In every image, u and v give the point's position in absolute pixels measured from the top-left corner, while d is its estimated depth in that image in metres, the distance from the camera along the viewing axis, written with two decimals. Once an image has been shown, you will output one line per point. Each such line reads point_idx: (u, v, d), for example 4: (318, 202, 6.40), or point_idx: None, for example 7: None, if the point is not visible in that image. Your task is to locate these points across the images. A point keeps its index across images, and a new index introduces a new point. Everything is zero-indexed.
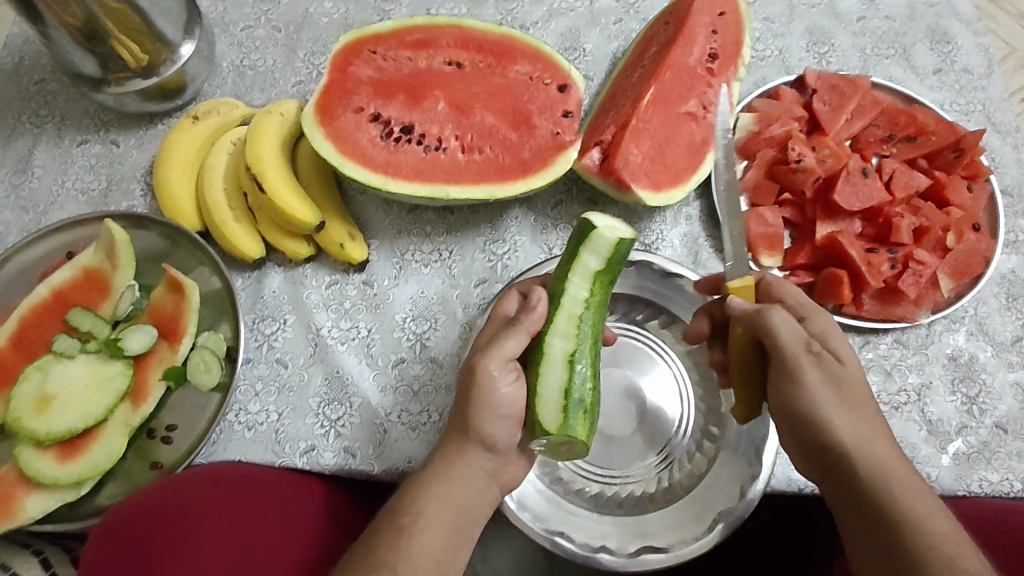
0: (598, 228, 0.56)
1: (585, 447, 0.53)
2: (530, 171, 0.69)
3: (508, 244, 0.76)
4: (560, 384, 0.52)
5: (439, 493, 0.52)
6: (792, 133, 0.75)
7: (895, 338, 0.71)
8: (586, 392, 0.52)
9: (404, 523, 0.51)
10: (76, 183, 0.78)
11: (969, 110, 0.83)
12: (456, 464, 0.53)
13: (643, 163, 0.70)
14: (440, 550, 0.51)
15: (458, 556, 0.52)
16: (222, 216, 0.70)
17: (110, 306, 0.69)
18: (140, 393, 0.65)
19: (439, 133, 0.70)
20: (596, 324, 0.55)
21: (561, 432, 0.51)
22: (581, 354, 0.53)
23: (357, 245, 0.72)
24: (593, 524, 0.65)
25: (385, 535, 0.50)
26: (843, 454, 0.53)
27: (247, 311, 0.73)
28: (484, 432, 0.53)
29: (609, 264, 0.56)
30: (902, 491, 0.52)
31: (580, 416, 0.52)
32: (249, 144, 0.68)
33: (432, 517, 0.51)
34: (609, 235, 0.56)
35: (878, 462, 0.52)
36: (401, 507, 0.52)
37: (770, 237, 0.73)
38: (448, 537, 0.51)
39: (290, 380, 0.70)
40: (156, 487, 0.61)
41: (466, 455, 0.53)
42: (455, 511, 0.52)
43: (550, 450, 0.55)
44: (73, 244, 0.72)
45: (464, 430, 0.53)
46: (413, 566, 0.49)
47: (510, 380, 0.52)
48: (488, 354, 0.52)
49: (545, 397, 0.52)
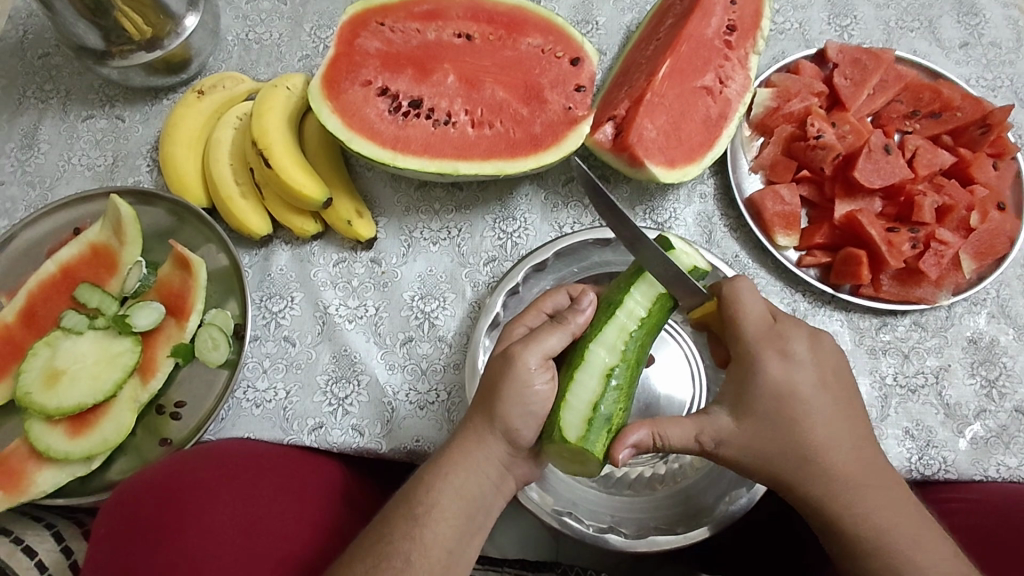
0: (675, 250, 0.59)
1: (598, 466, 0.51)
2: (542, 146, 0.67)
3: (517, 222, 0.74)
4: (591, 396, 0.51)
5: (455, 483, 0.50)
6: (811, 108, 0.73)
7: (913, 320, 0.70)
8: (614, 412, 0.51)
9: (418, 514, 0.50)
10: (82, 158, 0.77)
11: (996, 85, 0.80)
12: (472, 454, 0.51)
13: (657, 139, 0.68)
14: (453, 540, 0.50)
15: (471, 546, 0.51)
16: (228, 192, 0.69)
17: (118, 282, 0.68)
18: (149, 369, 0.65)
19: (448, 108, 0.68)
20: (642, 346, 0.54)
21: (580, 444, 0.50)
22: (619, 370, 0.53)
23: (365, 222, 0.71)
24: (598, 506, 0.65)
25: (398, 526, 0.49)
26: (809, 458, 0.50)
27: (254, 288, 0.72)
28: (512, 425, 0.50)
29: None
30: (844, 511, 0.50)
31: (603, 433, 0.50)
32: (254, 118, 0.67)
33: (446, 508, 0.50)
34: (684, 259, 0.59)
35: (810, 487, 0.51)
36: (417, 497, 0.51)
37: (787, 217, 0.71)
38: (461, 526, 0.50)
39: (297, 358, 0.69)
40: (165, 462, 0.60)
41: (486, 443, 0.51)
42: (470, 500, 0.51)
43: (563, 462, 0.53)
44: (80, 220, 0.71)
45: (490, 417, 0.51)
46: (426, 556, 0.48)
47: (544, 378, 0.50)
48: (526, 347, 0.50)
49: (572, 404, 0.51)
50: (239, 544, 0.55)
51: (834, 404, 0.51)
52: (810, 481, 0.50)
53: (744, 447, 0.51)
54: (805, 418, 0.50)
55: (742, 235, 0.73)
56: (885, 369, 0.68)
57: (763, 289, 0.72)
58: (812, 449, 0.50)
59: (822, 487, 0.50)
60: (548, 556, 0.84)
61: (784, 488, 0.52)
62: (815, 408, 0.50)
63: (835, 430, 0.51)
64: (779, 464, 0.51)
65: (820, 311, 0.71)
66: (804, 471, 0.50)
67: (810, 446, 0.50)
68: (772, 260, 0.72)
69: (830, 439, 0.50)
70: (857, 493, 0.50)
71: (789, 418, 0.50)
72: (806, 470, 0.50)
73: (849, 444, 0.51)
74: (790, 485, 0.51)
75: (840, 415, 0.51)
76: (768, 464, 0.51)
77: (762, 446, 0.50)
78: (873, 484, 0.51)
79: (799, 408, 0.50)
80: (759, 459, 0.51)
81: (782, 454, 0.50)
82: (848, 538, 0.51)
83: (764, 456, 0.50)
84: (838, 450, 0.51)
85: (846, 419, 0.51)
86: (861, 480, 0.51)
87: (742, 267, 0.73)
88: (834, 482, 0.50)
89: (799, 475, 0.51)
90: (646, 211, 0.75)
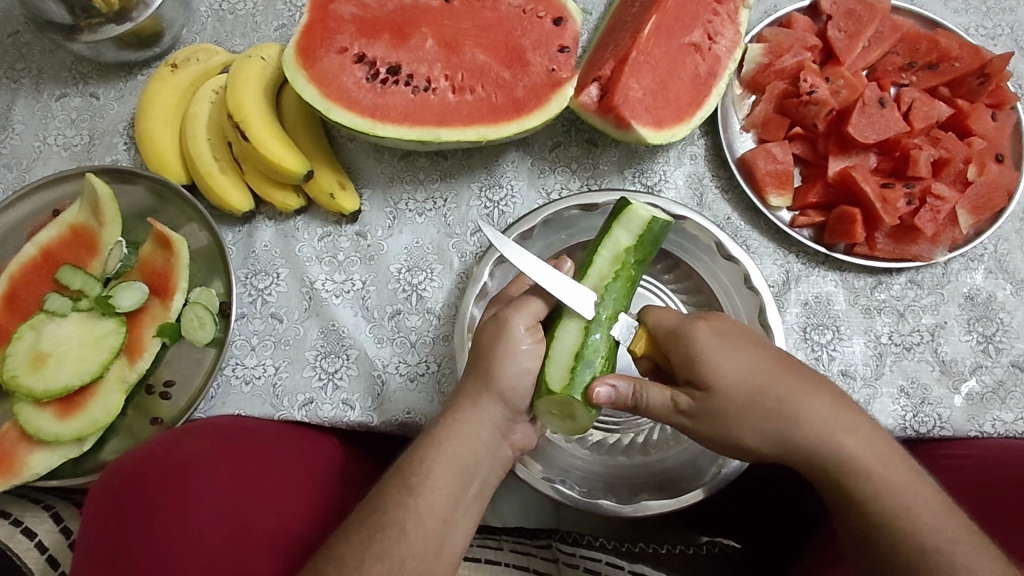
0: (633, 206, 0.58)
1: (586, 417, 0.52)
2: (525, 110, 0.65)
3: (504, 190, 0.73)
4: (572, 348, 0.52)
5: (450, 449, 0.51)
6: (804, 63, 0.71)
7: (910, 278, 0.69)
8: (597, 362, 0.52)
9: (413, 483, 0.49)
10: (58, 139, 0.76)
11: (996, 34, 0.77)
12: (465, 419, 0.51)
13: (644, 99, 0.66)
14: (447, 509, 0.49)
15: (466, 517, 0.50)
16: (206, 167, 0.67)
17: (100, 263, 0.67)
18: (135, 350, 0.65)
19: (428, 73, 0.66)
20: (620, 299, 0.54)
21: (565, 393, 0.51)
22: (597, 323, 0.53)
23: (348, 194, 0.69)
24: (591, 473, 0.65)
25: (392, 496, 0.49)
26: (785, 417, 0.49)
27: (239, 265, 0.71)
28: (508, 387, 0.51)
29: (641, 244, 0.57)
30: (834, 462, 0.49)
31: (588, 380, 0.51)
32: (230, 91, 0.65)
33: (439, 477, 0.49)
34: (643, 213, 0.57)
35: (796, 446, 0.49)
36: (411, 467, 0.50)
37: (779, 176, 0.70)
38: (455, 495, 0.50)
39: (285, 335, 0.68)
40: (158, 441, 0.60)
41: (480, 408, 0.51)
42: (463, 468, 0.51)
43: (556, 421, 0.54)
44: (59, 202, 0.70)
45: (485, 382, 0.51)
46: (421, 525, 0.48)
47: (533, 339, 0.52)
48: (511, 309, 0.52)
49: (556, 358, 0.52)
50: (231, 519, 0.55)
51: (782, 356, 0.51)
52: (787, 437, 0.49)
53: (717, 411, 0.50)
54: (764, 378, 0.50)
55: (734, 196, 0.72)
56: (880, 328, 0.67)
57: (756, 252, 0.70)
58: (782, 402, 0.49)
59: (803, 439, 0.49)
60: (549, 523, 0.86)
61: (779, 449, 0.50)
62: (766, 366, 0.50)
63: (796, 378, 0.50)
64: (757, 423, 0.50)
65: (813, 272, 0.69)
66: (782, 429, 0.49)
67: (780, 405, 0.49)
68: (766, 221, 0.71)
69: (797, 393, 0.49)
70: (845, 435, 0.49)
71: (750, 380, 0.49)
72: (782, 428, 0.49)
73: (819, 390, 0.50)
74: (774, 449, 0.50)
75: (794, 367, 0.51)
76: (746, 424, 0.50)
77: (732, 406, 0.50)
78: (858, 423, 0.49)
79: (752, 367, 0.50)
80: (732, 418, 0.50)
81: (754, 414, 0.49)
82: (856, 483, 0.48)
83: (736, 419, 0.50)
84: (811, 406, 0.49)
85: (807, 377, 0.50)
86: (841, 432, 0.49)
87: (735, 229, 0.71)
88: (819, 428, 0.49)
89: (779, 431, 0.49)
90: (636, 174, 0.73)
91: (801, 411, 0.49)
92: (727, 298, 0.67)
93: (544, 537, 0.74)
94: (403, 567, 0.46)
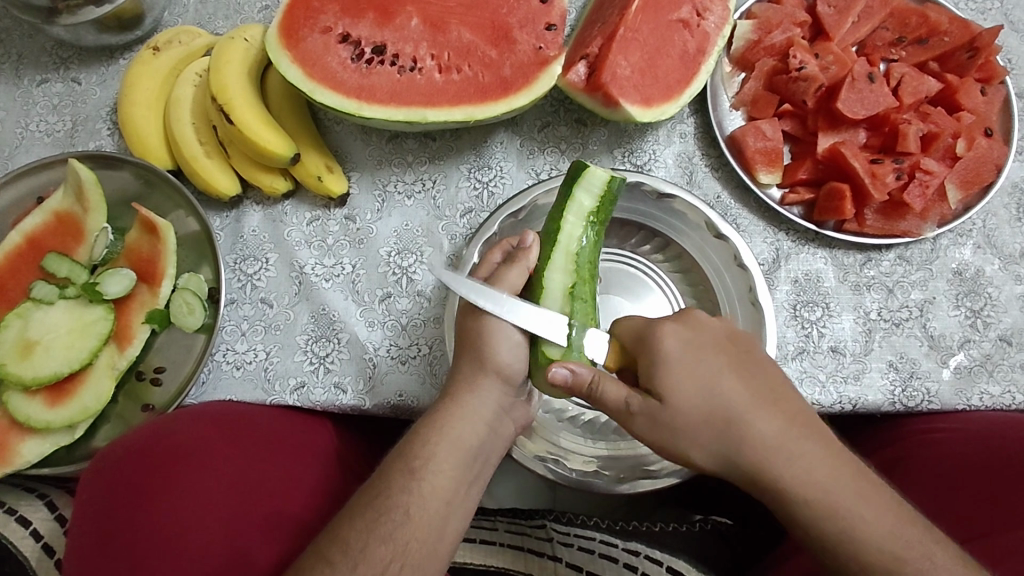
0: (590, 168, 0.57)
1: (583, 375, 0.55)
2: (512, 89, 0.64)
3: (493, 171, 0.72)
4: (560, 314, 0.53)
5: (453, 432, 0.52)
6: (794, 39, 0.70)
7: (898, 254, 0.69)
8: (588, 319, 0.54)
9: (416, 467, 0.50)
10: (40, 125, 0.75)
11: (986, 8, 0.77)
12: (467, 401, 0.53)
13: (632, 77, 0.66)
14: (450, 492, 0.50)
15: (468, 496, 0.52)
16: (192, 152, 0.67)
17: (86, 251, 0.67)
18: (124, 337, 0.65)
19: (414, 53, 0.65)
20: (591, 256, 0.56)
21: (565, 358, 0.53)
22: (579, 286, 0.54)
23: (335, 177, 0.69)
24: (583, 451, 0.65)
25: (396, 480, 0.49)
26: (740, 431, 0.48)
27: (228, 251, 0.71)
28: (502, 363, 0.53)
29: (601, 203, 0.56)
30: (786, 482, 0.47)
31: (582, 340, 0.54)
32: (213, 73, 0.64)
33: (443, 459, 0.51)
34: (601, 173, 0.57)
35: (750, 465, 0.48)
36: (413, 451, 0.51)
37: (769, 153, 0.69)
38: (459, 477, 0.51)
39: (275, 320, 0.68)
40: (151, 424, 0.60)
41: (478, 390, 0.53)
42: (466, 450, 0.52)
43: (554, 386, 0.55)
44: (43, 189, 0.69)
45: (480, 362, 0.54)
46: (425, 509, 0.49)
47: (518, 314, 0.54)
48: None
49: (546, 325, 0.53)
50: (212, 509, 0.54)
51: (747, 366, 0.51)
52: (739, 452, 0.48)
53: (663, 426, 0.50)
54: (720, 392, 0.49)
55: (723, 174, 0.72)
56: (869, 304, 0.68)
57: (746, 230, 0.70)
58: (734, 416, 0.48)
59: (753, 457, 0.48)
60: (544, 504, 0.87)
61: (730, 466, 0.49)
62: (723, 381, 0.49)
63: (753, 392, 0.49)
64: (703, 438, 0.49)
65: (803, 250, 0.69)
66: (735, 443, 0.48)
67: (733, 418, 0.48)
68: (755, 200, 0.71)
69: (750, 406, 0.49)
70: (782, 465, 0.47)
71: (705, 391, 0.49)
72: (734, 443, 0.48)
73: (771, 407, 0.49)
74: (719, 464, 0.50)
75: (755, 379, 0.50)
76: (700, 438, 0.49)
77: (681, 421, 0.49)
78: (810, 445, 0.48)
79: (700, 384, 0.49)
80: (684, 431, 0.49)
81: (707, 428, 0.49)
82: (795, 509, 0.47)
83: (684, 432, 0.49)
84: (763, 422, 0.48)
85: (766, 389, 0.50)
86: (795, 450, 0.48)
87: (725, 208, 0.71)
88: (766, 448, 0.48)
89: (725, 447, 0.49)
90: (625, 153, 0.73)
91: (755, 425, 0.48)
92: (717, 276, 0.67)
93: (537, 517, 0.75)
94: (408, 549, 0.47)
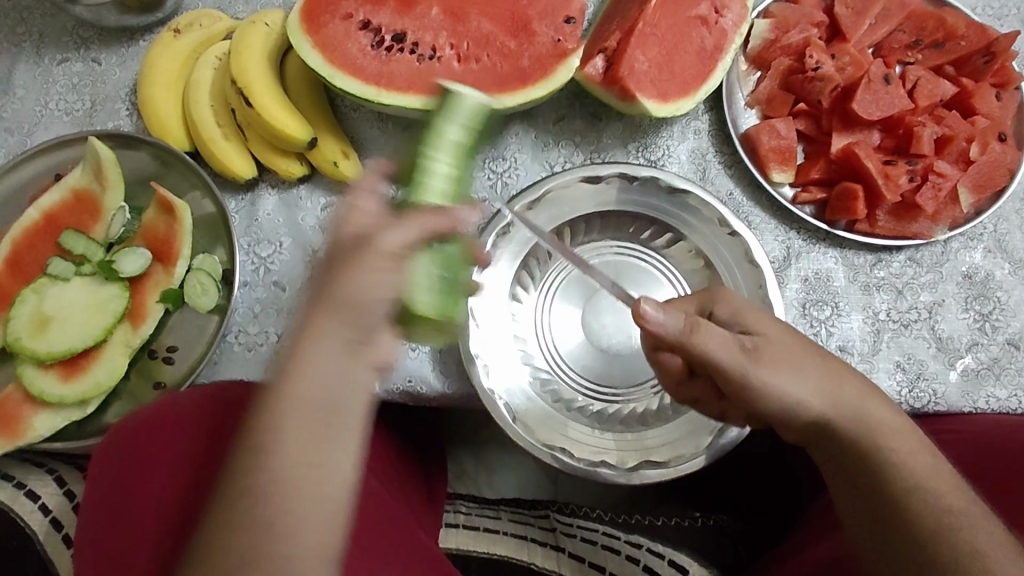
0: None
1: None
2: (531, 80, 0.65)
3: (508, 162, 0.73)
4: None
5: None
6: (811, 40, 0.71)
7: (909, 256, 0.69)
8: None
9: None
10: (59, 104, 0.75)
11: (1003, 14, 0.77)
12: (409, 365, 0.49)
13: (649, 72, 0.66)
14: None
15: None
16: (210, 133, 0.67)
17: (102, 228, 0.68)
18: (139, 315, 0.65)
19: (434, 42, 0.66)
20: None
21: None
22: None
23: (351, 163, 0.69)
24: (591, 440, 0.65)
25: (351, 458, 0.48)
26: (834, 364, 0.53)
27: (242, 233, 0.71)
28: None
29: None
30: (878, 418, 0.51)
31: None
32: (233, 56, 0.65)
33: None
34: None
35: (855, 406, 0.51)
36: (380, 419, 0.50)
37: (782, 151, 0.70)
38: None
39: (288, 303, 0.69)
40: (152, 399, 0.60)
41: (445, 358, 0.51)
42: None
43: None
44: (61, 166, 0.70)
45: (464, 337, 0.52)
46: None
47: None
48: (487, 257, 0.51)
49: None
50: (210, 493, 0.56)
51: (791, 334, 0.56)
52: (845, 391, 0.51)
53: (778, 360, 0.50)
54: (796, 336, 0.53)
55: (737, 172, 0.72)
56: (878, 305, 0.68)
57: (758, 227, 0.71)
58: (821, 359, 0.53)
59: (854, 394, 0.51)
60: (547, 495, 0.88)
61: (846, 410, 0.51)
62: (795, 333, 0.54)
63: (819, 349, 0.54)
64: (809, 375, 0.51)
65: (814, 249, 0.70)
66: (839, 383, 0.52)
67: (824, 356, 0.53)
68: (767, 198, 0.71)
69: (828, 354, 0.54)
70: (873, 404, 0.52)
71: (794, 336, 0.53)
72: (837, 378, 0.52)
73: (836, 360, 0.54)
74: (825, 405, 0.51)
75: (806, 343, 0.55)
76: (817, 373, 0.51)
77: (790, 354, 0.51)
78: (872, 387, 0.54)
79: (788, 330, 0.53)
80: (801, 363, 0.51)
81: (814, 365, 0.52)
82: None
83: (799, 366, 0.51)
84: (838, 367, 0.53)
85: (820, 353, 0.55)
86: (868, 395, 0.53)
87: (737, 205, 0.71)
88: (853, 387, 0.52)
89: (827, 389, 0.51)
90: (640, 148, 0.73)
91: (838, 366, 0.53)
92: (728, 274, 0.67)
93: (542, 509, 0.80)
94: None
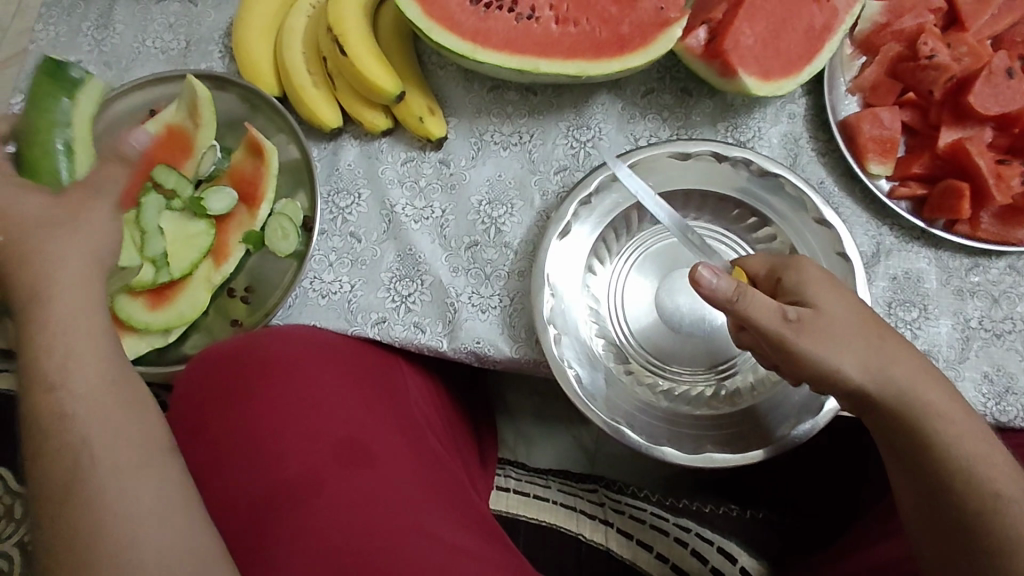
0: None
1: None
2: (629, 48, 0.63)
3: (592, 131, 0.71)
4: None
5: None
6: (925, 26, 0.67)
7: (1009, 263, 0.65)
8: None
9: None
10: (156, 41, 0.77)
11: None
12: None
13: (753, 47, 0.63)
14: None
15: None
16: (301, 80, 0.68)
17: (193, 164, 0.69)
18: (222, 253, 0.68)
19: (533, 2, 0.65)
20: None
21: None
22: None
23: (436, 120, 0.69)
24: (657, 418, 0.64)
25: None
26: (889, 345, 0.52)
27: (323, 182, 0.72)
28: None
29: None
30: (935, 412, 0.51)
31: None
32: (333, 4, 0.65)
33: None
34: None
35: (910, 397, 0.51)
36: None
37: (883, 143, 0.66)
38: None
39: (363, 255, 0.69)
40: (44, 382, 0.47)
41: None
42: None
43: None
44: (155, 103, 0.71)
45: None
46: None
47: None
48: None
49: None
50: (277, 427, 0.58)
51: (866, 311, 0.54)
52: (897, 380, 0.51)
53: (821, 334, 0.51)
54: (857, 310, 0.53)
55: (830, 161, 0.69)
56: (971, 312, 0.65)
57: (847, 220, 0.68)
58: (882, 342, 0.52)
59: (910, 382, 0.51)
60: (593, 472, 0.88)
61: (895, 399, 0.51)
62: (858, 311, 0.53)
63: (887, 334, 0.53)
64: (855, 350, 0.51)
65: (907, 247, 0.67)
66: (897, 372, 0.51)
67: (885, 340, 0.52)
68: (861, 189, 0.68)
69: (890, 337, 0.52)
70: (928, 388, 0.51)
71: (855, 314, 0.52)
72: (895, 364, 0.51)
73: (906, 349, 0.52)
74: (863, 379, 0.51)
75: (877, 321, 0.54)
76: (865, 351, 0.51)
77: (838, 329, 0.51)
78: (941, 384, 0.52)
79: (850, 303, 0.53)
80: (847, 339, 0.51)
81: (865, 345, 0.52)
82: None
83: (843, 341, 0.51)
84: (901, 354, 0.52)
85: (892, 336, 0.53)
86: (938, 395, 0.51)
87: (827, 194, 0.69)
88: (912, 376, 0.51)
89: (873, 363, 0.51)
90: (729, 128, 0.71)
91: (898, 350, 0.52)
92: None
93: (590, 483, 0.85)
94: None
